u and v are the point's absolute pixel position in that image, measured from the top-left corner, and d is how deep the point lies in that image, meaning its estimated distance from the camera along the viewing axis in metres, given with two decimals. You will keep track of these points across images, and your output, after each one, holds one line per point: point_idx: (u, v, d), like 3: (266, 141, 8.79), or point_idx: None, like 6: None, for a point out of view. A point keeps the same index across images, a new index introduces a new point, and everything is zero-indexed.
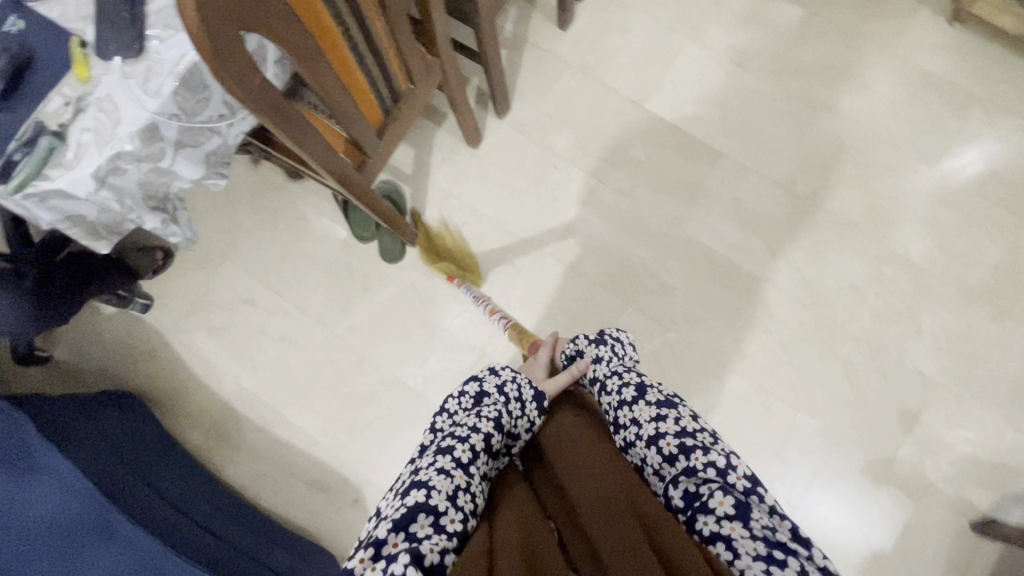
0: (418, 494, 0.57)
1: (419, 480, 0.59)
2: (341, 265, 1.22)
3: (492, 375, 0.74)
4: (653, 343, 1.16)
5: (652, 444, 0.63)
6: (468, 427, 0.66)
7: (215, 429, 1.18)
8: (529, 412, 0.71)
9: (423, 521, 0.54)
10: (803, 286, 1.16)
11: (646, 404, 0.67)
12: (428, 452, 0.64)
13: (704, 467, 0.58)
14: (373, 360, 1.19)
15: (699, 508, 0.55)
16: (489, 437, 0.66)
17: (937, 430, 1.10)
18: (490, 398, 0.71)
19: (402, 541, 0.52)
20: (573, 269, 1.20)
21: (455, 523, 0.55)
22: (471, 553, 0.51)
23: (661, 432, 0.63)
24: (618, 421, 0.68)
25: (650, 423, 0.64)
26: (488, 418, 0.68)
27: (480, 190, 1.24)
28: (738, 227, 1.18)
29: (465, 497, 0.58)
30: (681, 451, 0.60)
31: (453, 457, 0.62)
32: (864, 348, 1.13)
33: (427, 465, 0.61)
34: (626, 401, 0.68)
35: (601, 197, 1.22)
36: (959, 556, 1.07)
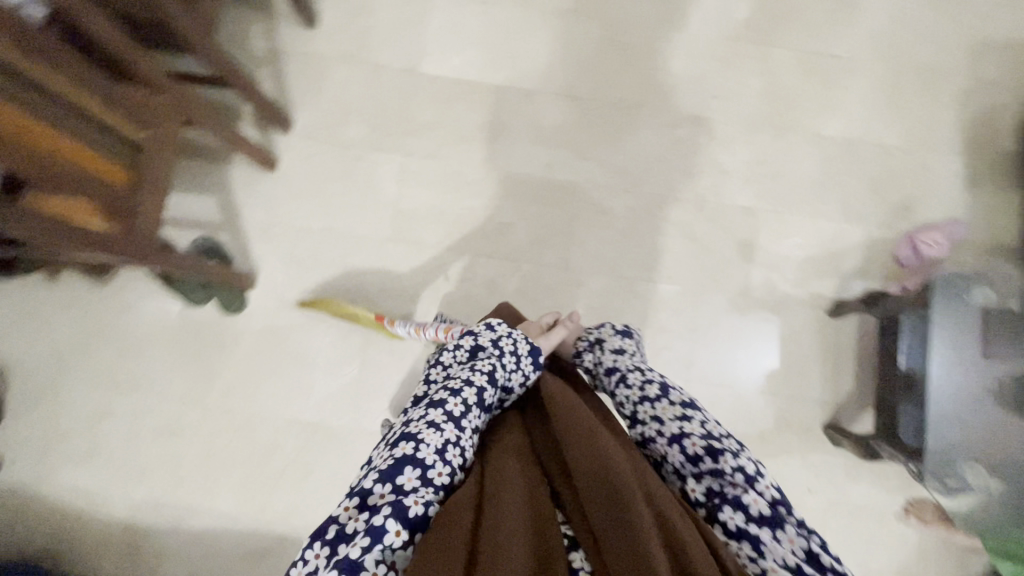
0: (405, 446, 0.58)
1: (409, 432, 0.60)
2: (188, 338, 1.16)
3: (488, 329, 0.76)
4: (513, 280, 1.21)
5: (675, 442, 0.64)
6: (461, 379, 0.68)
7: (127, 551, 1.12)
8: (524, 365, 0.73)
9: (410, 474, 0.56)
10: (618, 176, 1.24)
11: (669, 404, 0.69)
12: (420, 405, 0.65)
13: (733, 471, 0.60)
14: (260, 412, 1.15)
15: (726, 501, 0.58)
16: (481, 392, 0.66)
17: (771, 248, 1.23)
18: (486, 354, 0.72)
19: (387, 492, 0.54)
20: (413, 244, 1.21)
21: (441, 476, 0.57)
22: (459, 506, 0.53)
23: (685, 432, 0.65)
24: (637, 415, 0.70)
25: (676, 423, 0.66)
26: (480, 373, 0.69)
27: (296, 208, 1.22)
28: (543, 147, 1.25)
29: (454, 450, 0.60)
30: (708, 452, 0.62)
31: (445, 410, 0.63)
32: (687, 206, 1.23)
33: (418, 417, 0.63)
34: (651, 398, 0.70)
35: (412, 169, 1.24)
36: (829, 342, 1.20)
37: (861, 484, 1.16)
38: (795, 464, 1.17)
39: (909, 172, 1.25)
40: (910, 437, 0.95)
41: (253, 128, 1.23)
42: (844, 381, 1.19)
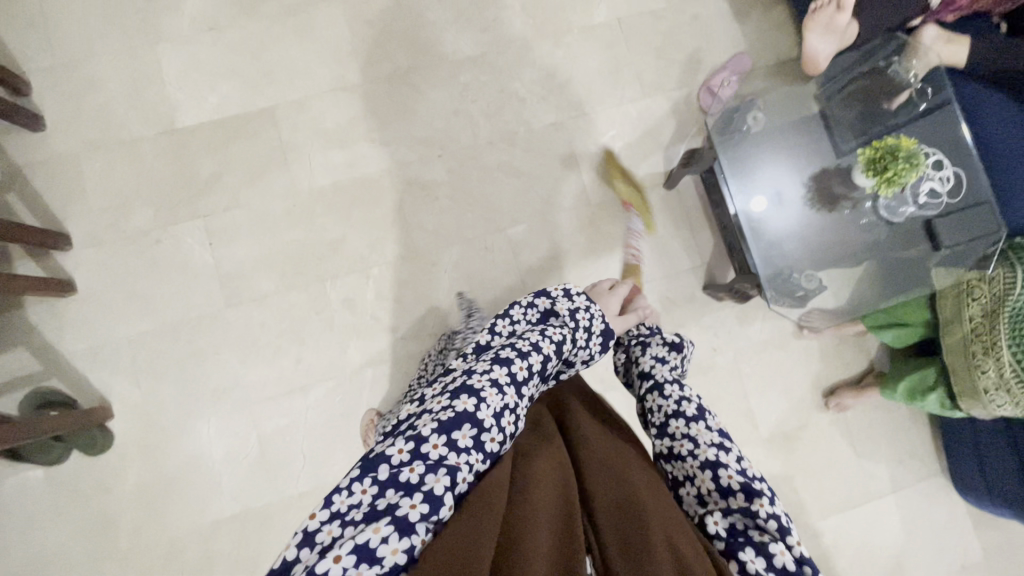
0: (468, 401, 0.58)
1: (473, 385, 0.60)
2: (67, 495, 1.08)
3: (567, 297, 0.74)
4: (368, 289, 1.17)
5: (709, 467, 0.60)
6: (529, 341, 0.66)
7: None
8: (592, 342, 0.73)
9: (466, 431, 0.56)
10: (423, 145, 1.21)
11: (705, 426, 0.65)
12: (485, 356, 0.65)
13: (765, 517, 0.54)
14: (180, 530, 1.09)
15: (750, 544, 0.52)
16: (548, 359, 0.66)
17: (593, 150, 1.24)
18: (558, 320, 0.72)
19: (443, 444, 0.54)
20: (254, 299, 1.15)
21: (494, 444, 0.57)
22: (496, 494, 0.52)
23: (720, 460, 0.60)
24: (666, 429, 0.67)
25: (711, 450, 0.61)
26: (552, 337, 0.68)
27: (118, 319, 1.12)
28: (338, 148, 1.19)
29: (508, 421, 0.60)
30: (742, 489, 0.57)
31: (508, 371, 0.62)
32: (501, 145, 1.22)
33: (483, 370, 0.61)
34: (685, 415, 0.66)
35: (218, 226, 1.16)
36: (678, 211, 1.24)
37: (755, 322, 1.23)
38: (694, 332, 1.22)
39: (683, 26, 1.28)
40: (755, 262, 1.03)
41: (30, 260, 1.11)
42: (705, 240, 1.24)
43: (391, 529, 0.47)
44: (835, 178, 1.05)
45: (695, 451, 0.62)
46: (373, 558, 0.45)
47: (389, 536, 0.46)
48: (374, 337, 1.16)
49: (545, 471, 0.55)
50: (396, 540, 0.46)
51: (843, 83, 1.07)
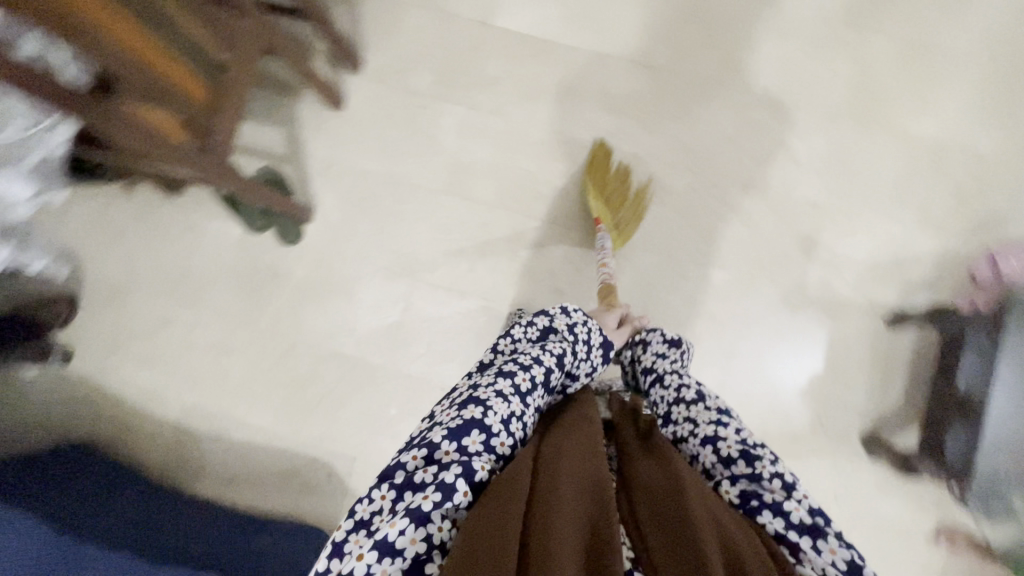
0: (476, 410, 0.61)
1: (479, 397, 0.63)
2: (245, 260, 1.22)
3: (563, 314, 0.82)
4: (560, 246, 1.20)
5: (708, 443, 0.63)
6: (531, 357, 0.71)
7: (171, 450, 1.20)
8: (589, 355, 0.80)
9: (476, 437, 0.59)
10: (682, 152, 1.21)
11: (704, 408, 0.67)
12: (489, 372, 0.69)
13: (770, 477, 0.57)
14: (304, 341, 1.21)
15: (765, 505, 0.55)
16: (551, 372, 0.71)
17: (835, 246, 1.17)
18: (556, 337, 0.78)
19: (454, 450, 0.57)
20: (467, 198, 1.22)
21: (504, 445, 0.60)
22: (518, 469, 0.55)
23: (719, 434, 0.63)
24: (670, 416, 0.69)
25: (710, 426, 0.64)
26: (552, 354, 0.73)
27: (359, 151, 1.24)
28: (608, 113, 1.22)
29: (519, 425, 0.63)
30: (742, 457, 0.60)
31: (512, 382, 0.66)
32: (751, 192, 1.19)
33: (488, 385, 0.66)
34: (687, 400, 0.69)
35: (475, 121, 1.23)
36: (880, 351, 1.15)
37: (892, 499, 1.12)
38: (826, 470, 1.14)
39: (1002, 183, 1.16)
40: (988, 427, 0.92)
41: (326, 67, 1.25)
42: (891, 394, 1.14)
43: (407, 522, 0.51)
44: None
45: (696, 429, 0.65)
46: (395, 551, 0.50)
47: (406, 529, 0.51)
48: (540, 290, 1.19)
49: (566, 448, 0.59)
50: (413, 532, 0.51)
51: None
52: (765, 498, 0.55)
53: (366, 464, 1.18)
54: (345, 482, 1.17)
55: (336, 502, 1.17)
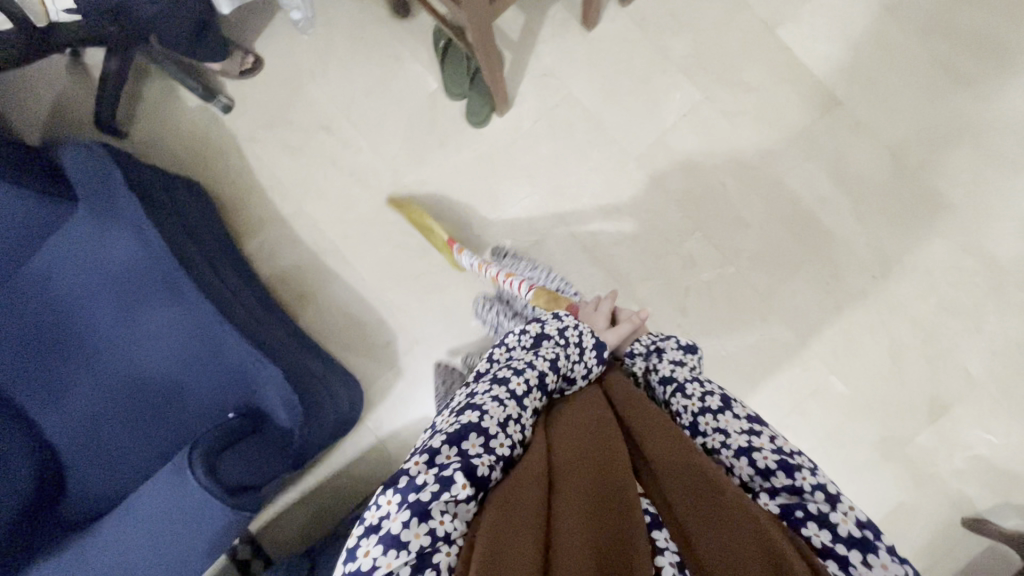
0: (471, 415, 0.56)
1: (475, 402, 0.58)
2: (425, 114, 1.20)
3: (555, 318, 0.71)
4: (709, 272, 1.15)
5: (742, 454, 0.56)
6: (524, 362, 0.64)
7: (267, 240, 1.22)
8: (586, 359, 0.69)
9: (474, 440, 0.54)
10: (877, 255, 1.13)
11: (733, 417, 0.60)
12: (485, 378, 0.63)
13: (812, 489, 0.51)
14: (434, 217, 1.20)
15: (811, 517, 0.48)
16: (545, 377, 0.64)
17: (962, 426, 1.11)
18: (551, 342, 0.68)
19: (454, 455, 0.52)
20: (652, 178, 1.17)
21: (504, 447, 0.55)
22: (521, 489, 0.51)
23: (752, 445, 0.56)
24: (695, 425, 0.61)
25: (742, 435, 0.57)
26: (545, 358, 0.65)
27: (582, 78, 1.19)
28: (830, 179, 1.15)
29: (517, 426, 0.57)
30: (781, 468, 0.54)
31: (507, 387, 0.60)
32: (917, 330, 1.12)
33: (483, 390, 0.60)
34: (711, 410, 0.61)
35: (702, 113, 1.17)
36: (941, 542, 1.10)
37: None
38: None
39: None
40: None
41: None
42: None
43: (411, 515, 0.48)
44: None
45: (728, 441, 0.58)
46: (400, 544, 0.47)
47: (409, 522, 0.48)
48: (667, 299, 1.15)
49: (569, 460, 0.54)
50: (417, 525, 0.48)
51: None
52: (808, 512, 0.49)
53: (426, 354, 1.18)
54: (399, 358, 1.18)
55: (382, 370, 1.18)
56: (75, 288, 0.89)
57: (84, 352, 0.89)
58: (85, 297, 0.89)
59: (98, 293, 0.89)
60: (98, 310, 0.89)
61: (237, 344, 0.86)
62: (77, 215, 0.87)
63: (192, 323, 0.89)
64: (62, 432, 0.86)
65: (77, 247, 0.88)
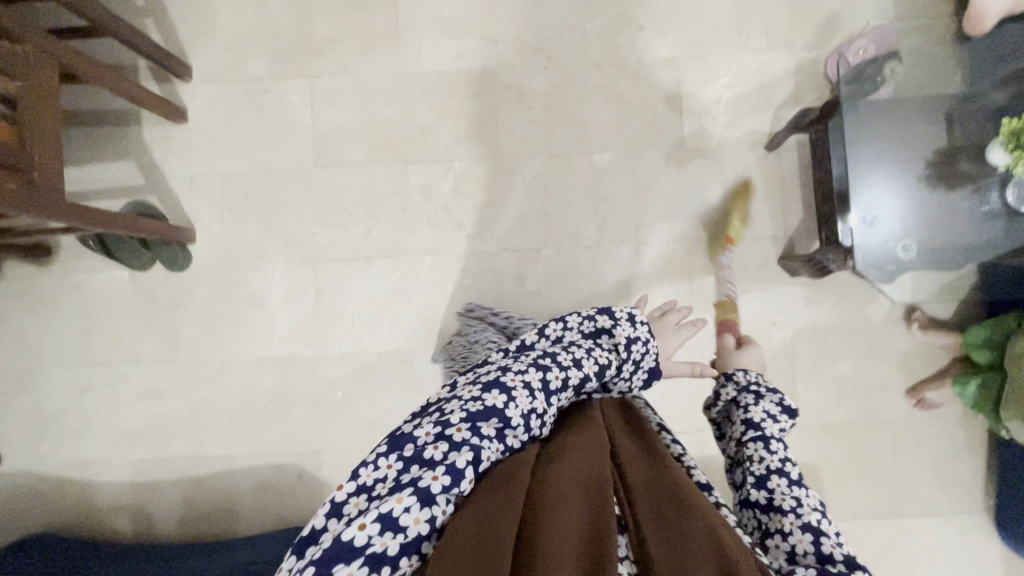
0: (499, 398, 0.56)
1: (507, 381, 0.58)
2: (142, 299, 1.18)
3: (628, 322, 0.68)
4: (446, 181, 1.20)
5: (807, 528, 0.50)
6: (570, 357, 0.63)
7: (136, 509, 1.17)
8: (635, 377, 0.68)
9: (492, 424, 0.54)
10: (530, 51, 1.20)
11: (804, 492, 0.54)
12: (524, 357, 0.63)
13: None
14: (230, 358, 1.18)
15: None
16: (584, 380, 0.63)
17: (699, 93, 1.20)
18: (608, 342, 0.67)
19: (466, 430, 0.53)
20: (341, 165, 1.20)
21: (516, 439, 0.55)
22: (514, 479, 0.51)
23: (823, 528, 0.50)
24: (764, 480, 0.55)
25: (816, 514, 0.51)
26: (595, 359, 0.64)
27: (219, 154, 1.20)
28: (448, 37, 1.21)
29: (536, 421, 0.58)
30: (844, 562, 0.47)
31: (543, 376, 0.60)
32: (607, 68, 1.20)
33: (517, 368, 0.60)
34: (790, 475, 0.55)
35: (322, 89, 1.20)
36: (772, 176, 1.19)
37: (822, 308, 1.18)
38: (756, 304, 1.18)
39: None
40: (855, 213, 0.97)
41: (154, 82, 1.19)
42: (792, 212, 1.18)
43: (412, 501, 0.47)
44: (963, 157, 1.00)
45: (798, 509, 0.52)
46: (396, 526, 0.46)
47: (411, 507, 0.47)
48: (440, 230, 1.19)
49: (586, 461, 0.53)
50: (418, 510, 0.47)
51: (996, 74, 1.00)
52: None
53: (332, 451, 1.17)
54: (320, 476, 1.16)
55: (318, 499, 1.17)
56: None
57: None
58: None
59: None
60: None
61: None
62: None
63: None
64: None
65: None
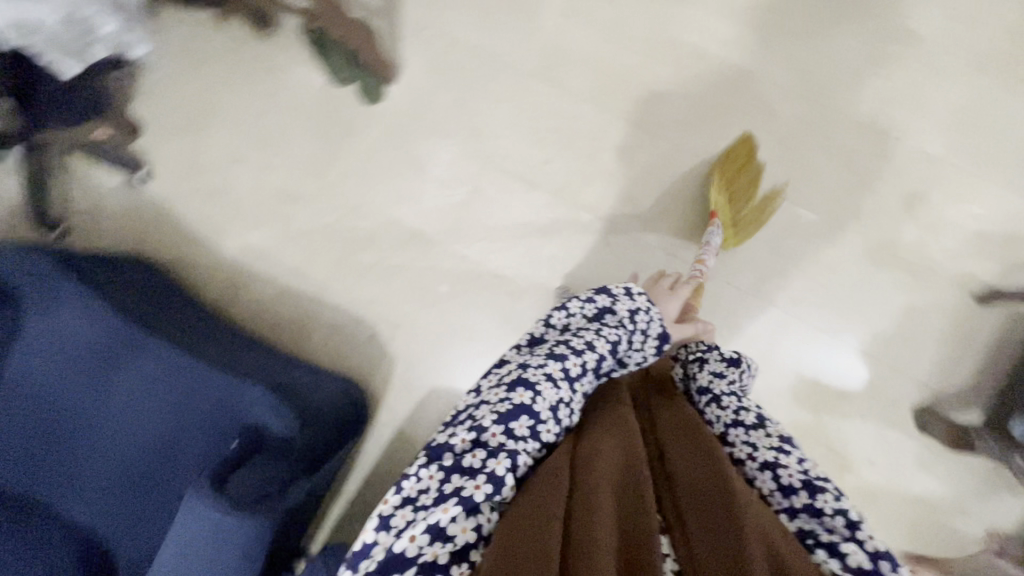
0: (524, 395, 0.61)
1: (528, 380, 0.62)
2: (324, 111, 1.21)
3: (627, 298, 0.74)
4: (645, 154, 1.14)
5: (767, 468, 0.58)
6: (584, 342, 0.68)
7: (226, 284, 1.24)
8: (647, 346, 0.74)
9: (523, 421, 0.59)
10: (797, 75, 1.11)
11: (763, 432, 0.62)
12: (541, 354, 0.68)
13: (832, 514, 0.53)
14: (369, 203, 1.21)
15: (820, 545, 0.52)
16: (602, 360, 0.68)
17: (939, 207, 1.08)
18: (613, 322, 0.72)
19: (500, 433, 0.58)
20: (558, 87, 1.16)
21: (549, 432, 0.61)
22: (550, 477, 0.55)
23: (779, 460, 0.58)
24: (725, 437, 0.64)
25: (770, 450, 0.59)
26: (605, 340, 0.69)
27: (456, 17, 1.18)
28: (727, 19, 1.12)
29: (564, 413, 0.63)
30: (804, 486, 0.55)
31: (562, 367, 0.65)
32: (863, 132, 1.10)
33: (538, 366, 0.64)
34: (744, 424, 0.64)
35: (581, 6, 1.15)
36: (960, 326, 1.08)
37: (929, 475, 1.09)
38: (867, 434, 1.11)
39: None
40: None
41: None
42: (959, 372, 1.08)
43: (459, 510, 0.53)
44: None
45: (755, 453, 0.60)
46: (445, 534, 0.53)
47: (456, 516, 0.53)
48: (614, 195, 1.15)
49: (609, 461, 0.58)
50: (463, 520, 0.54)
51: None
52: (824, 540, 0.52)
53: (410, 332, 1.20)
54: (390, 346, 1.20)
55: (376, 364, 1.20)
56: (54, 386, 0.93)
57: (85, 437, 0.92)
58: (65, 393, 0.93)
59: (72, 382, 0.93)
60: (77, 394, 0.93)
61: (216, 375, 0.93)
62: (29, 319, 0.95)
63: (168, 369, 0.93)
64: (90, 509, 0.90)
65: (41, 344, 0.94)
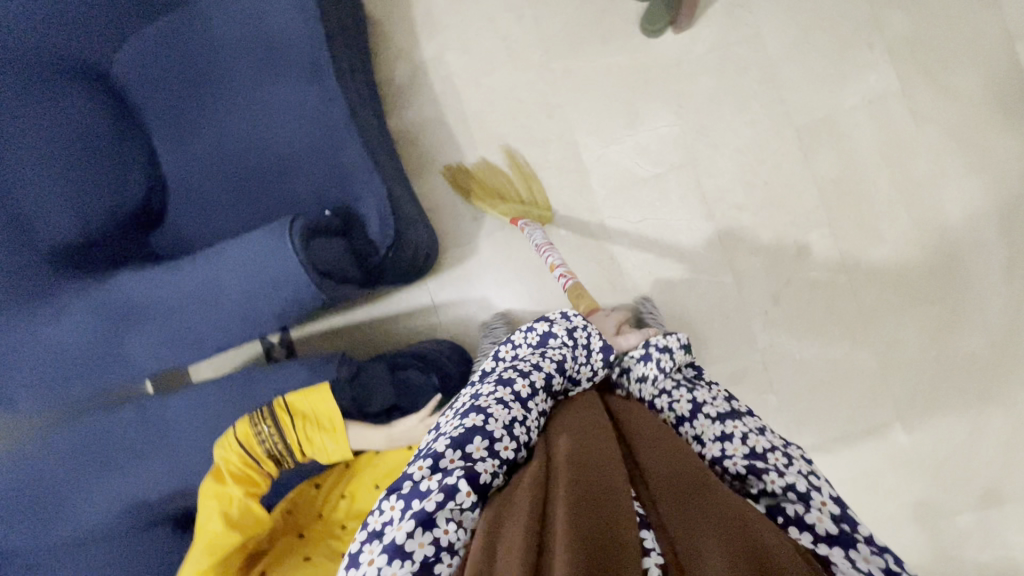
0: (475, 418, 0.57)
1: (479, 404, 0.58)
2: (598, 5, 1.13)
3: (562, 318, 0.72)
4: (821, 272, 1.07)
5: (715, 464, 0.58)
6: (530, 364, 0.65)
7: (399, 75, 1.20)
8: (591, 360, 0.68)
9: (479, 443, 0.54)
10: (1006, 322, 1.02)
11: (709, 421, 0.62)
12: (489, 381, 0.64)
13: (782, 488, 0.53)
14: (565, 111, 1.15)
15: (787, 518, 0.50)
16: (550, 378, 0.64)
17: (1011, 525, 1.02)
18: (555, 342, 0.69)
19: (457, 457, 0.53)
20: (805, 154, 1.07)
21: (507, 449, 0.55)
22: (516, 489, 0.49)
23: (725, 452, 0.58)
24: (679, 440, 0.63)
25: (716, 444, 0.59)
26: (551, 359, 0.66)
27: (777, 21, 1.07)
28: (997, 224, 1.02)
29: (522, 430, 0.57)
30: (751, 470, 0.55)
31: (512, 390, 0.61)
32: (1012, 414, 1.01)
33: (487, 393, 0.61)
34: (686, 419, 0.64)
35: (890, 105, 1.04)
36: None
37: None
38: None
39: None
40: None
41: None
42: None
43: (414, 525, 0.48)
44: None
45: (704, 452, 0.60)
46: (404, 553, 0.46)
47: (414, 531, 0.48)
48: (766, 282, 1.08)
49: (572, 447, 0.53)
50: (421, 534, 0.48)
51: None
52: (790, 514, 0.50)
53: (506, 239, 1.17)
54: (478, 236, 1.18)
55: (457, 240, 1.19)
56: (222, 49, 0.90)
57: (218, 109, 0.91)
58: (228, 61, 0.90)
59: (243, 56, 0.89)
60: (237, 70, 0.90)
61: (357, 150, 0.88)
62: None
63: (325, 112, 0.88)
64: (181, 169, 0.93)
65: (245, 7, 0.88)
